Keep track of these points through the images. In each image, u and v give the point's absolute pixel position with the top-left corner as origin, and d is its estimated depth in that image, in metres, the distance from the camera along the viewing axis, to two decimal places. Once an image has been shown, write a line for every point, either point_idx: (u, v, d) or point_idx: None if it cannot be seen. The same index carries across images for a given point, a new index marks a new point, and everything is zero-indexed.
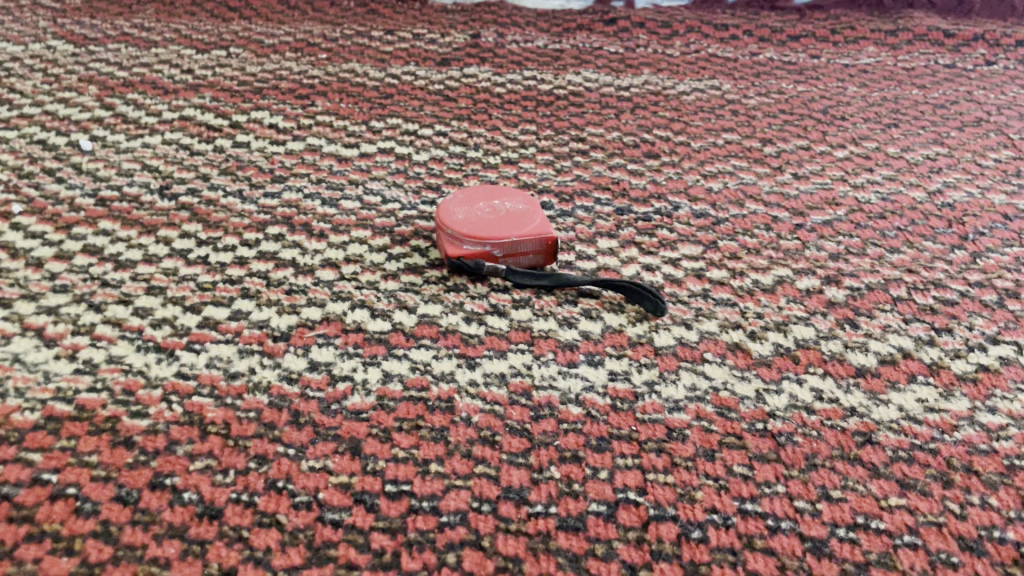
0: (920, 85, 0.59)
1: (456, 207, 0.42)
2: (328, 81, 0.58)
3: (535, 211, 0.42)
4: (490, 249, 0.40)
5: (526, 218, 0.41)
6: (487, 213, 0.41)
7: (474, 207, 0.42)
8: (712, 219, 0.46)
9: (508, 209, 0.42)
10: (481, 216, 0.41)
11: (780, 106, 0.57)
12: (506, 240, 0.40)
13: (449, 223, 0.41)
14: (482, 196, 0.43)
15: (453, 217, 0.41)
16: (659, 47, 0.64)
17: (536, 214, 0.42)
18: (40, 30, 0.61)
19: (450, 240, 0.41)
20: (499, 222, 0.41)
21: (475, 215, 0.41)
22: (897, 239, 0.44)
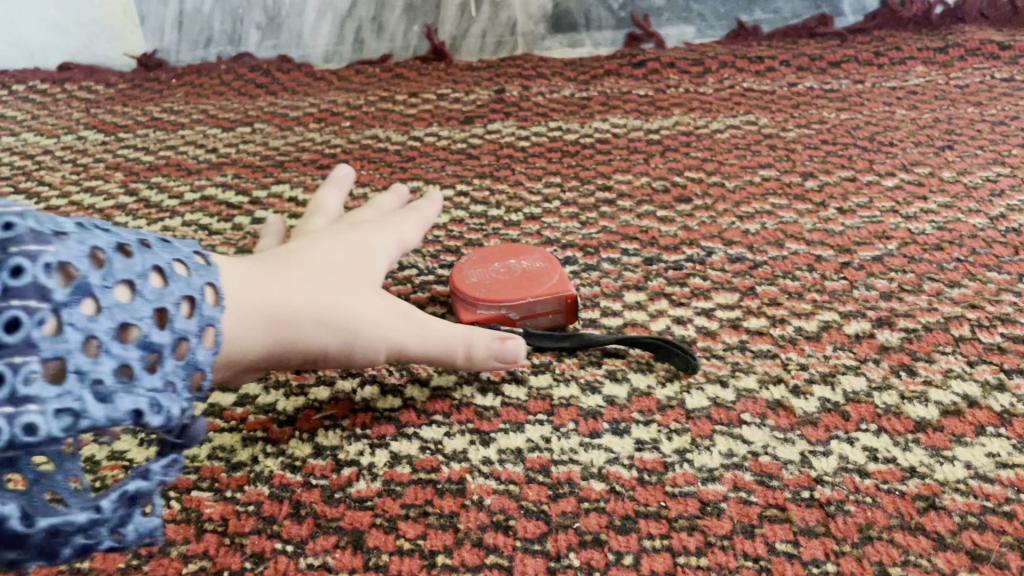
0: (976, 103, 0.55)
1: (471, 271, 0.40)
2: (351, 149, 0.57)
3: (552, 267, 0.40)
4: (506, 312, 0.38)
5: (541, 276, 0.39)
6: (501, 275, 0.39)
7: (489, 269, 0.40)
8: (749, 262, 0.43)
9: (525, 268, 0.40)
10: (496, 278, 0.39)
11: (822, 136, 0.53)
12: (521, 303, 0.38)
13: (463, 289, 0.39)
14: (498, 256, 0.41)
15: (467, 280, 0.39)
16: (691, 86, 0.61)
17: (555, 271, 0.39)
18: (73, 122, 0.62)
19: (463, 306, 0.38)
20: (515, 282, 0.39)
21: (489, 277, 0.39)
22: (956, 271, 0.40)
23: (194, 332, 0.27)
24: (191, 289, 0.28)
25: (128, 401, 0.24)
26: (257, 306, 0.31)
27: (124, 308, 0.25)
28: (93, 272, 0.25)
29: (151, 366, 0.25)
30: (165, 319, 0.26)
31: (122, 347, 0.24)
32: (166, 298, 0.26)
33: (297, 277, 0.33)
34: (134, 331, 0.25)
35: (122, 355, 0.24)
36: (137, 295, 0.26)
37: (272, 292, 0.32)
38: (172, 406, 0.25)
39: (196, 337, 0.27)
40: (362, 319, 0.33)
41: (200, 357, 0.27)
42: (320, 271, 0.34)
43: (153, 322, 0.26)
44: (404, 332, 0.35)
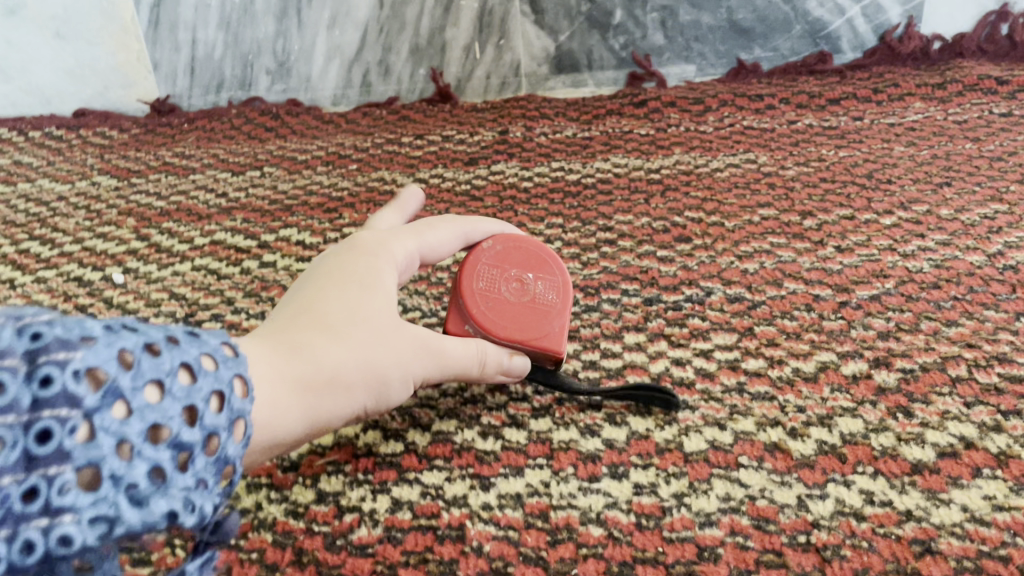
0: (974, 139, 0.56)
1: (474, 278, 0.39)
2: (357, 192, 0.58)
3: (556, 303, 0.38)
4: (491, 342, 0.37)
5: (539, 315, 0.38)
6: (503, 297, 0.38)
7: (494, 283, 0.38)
8: (748, 302, 0.43)
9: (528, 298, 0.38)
10: (496, 299, 0.38)
11: (821, 174, 0.54)
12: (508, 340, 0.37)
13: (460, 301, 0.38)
14: (512, 269, 0.39)
15: (473, 284, 0.38)
16: (691, 125, 0.62)
17: (558, 317, 0.38)
18: (87, 168, 0.64)
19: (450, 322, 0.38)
20: (512, 312, 0.37)
21: (489, 294, 0.38)
22: (953, 310, 0.41)
23: (225, 426, 0.25)
24: (220, 383, 0.25)
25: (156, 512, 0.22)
26: (286, 384, 0.30)
27: (156, 409, 0.23)
28: (123, 373, 0.22)
29: (181, 469, 0.23)
30: (196, 415, 0.24)
31: (154, 450, 0.22)
32: (198, 395, 0.24)
33: (323, 332, 0.32)
34: (163, 433, 0.23)
35: (152, 461, 0.22)
36: (168, 393, 0.23)
37: (303, 370, 0.30)
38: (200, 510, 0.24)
39: (226, 432, 0.25)
40: (390, 369, 0.33)
41: (230, 452, 0.25)
42: (344, 322, 0.32)
43: (185, 421, 0.24)
44: (427, 365, 0.34)
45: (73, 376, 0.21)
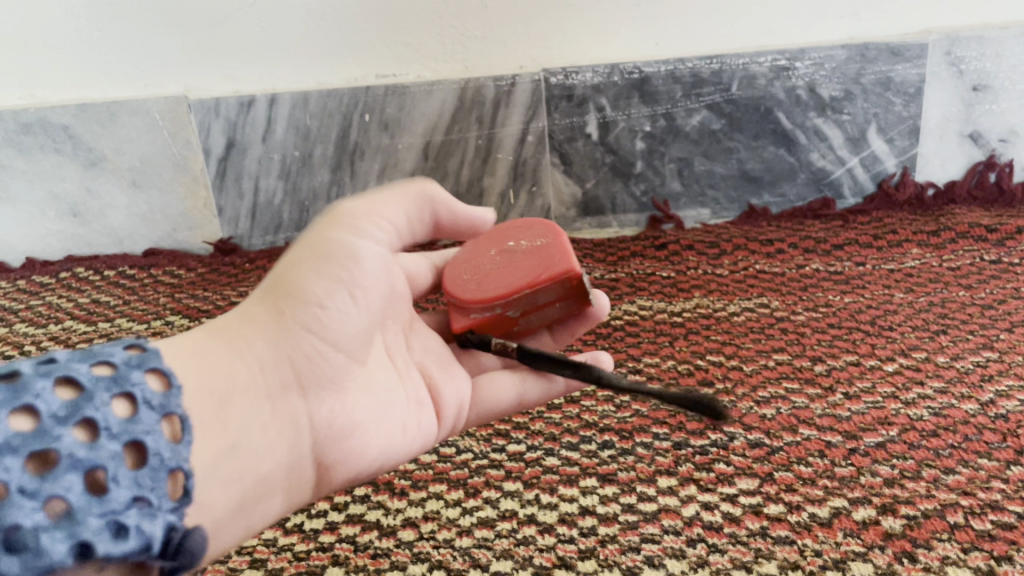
0: (967, 286, 0.61)
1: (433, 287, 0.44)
2: None
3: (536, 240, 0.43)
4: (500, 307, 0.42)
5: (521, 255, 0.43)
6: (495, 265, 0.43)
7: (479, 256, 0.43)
8: (767, 447, 0.48)
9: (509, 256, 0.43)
10: (484, 274, 0.42)
11: (829, 319, 0.60)
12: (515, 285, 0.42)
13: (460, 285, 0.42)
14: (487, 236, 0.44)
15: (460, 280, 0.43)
16: (709, 268, 0.69)
17: (552, 246, 0.42)
18: (160, 308, 0.71)
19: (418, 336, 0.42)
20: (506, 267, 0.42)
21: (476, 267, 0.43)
22: (951, 457, 0.46)
23: (144, 430, 0.27)
24: (122, 387, 0.27)
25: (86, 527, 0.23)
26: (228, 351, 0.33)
27: (41, 434, 0.24)
28: None
29: (103, 487, 0.25)
30: (92, 425, 0.26)
31: (51, 478, 0.24)
32: (97, 409, 0.26)
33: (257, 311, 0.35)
34: (55, 455, 0.24)
35: (59, 487, 0.24)
36: (51, 414, 0.25)
37: (219, 341, 0.34)
38: (142, 518, 0.25)
39: (149, 435, 0.27)
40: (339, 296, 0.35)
41: (160, 454, 0.27)
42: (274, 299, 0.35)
43: (88, 437, 0.25)
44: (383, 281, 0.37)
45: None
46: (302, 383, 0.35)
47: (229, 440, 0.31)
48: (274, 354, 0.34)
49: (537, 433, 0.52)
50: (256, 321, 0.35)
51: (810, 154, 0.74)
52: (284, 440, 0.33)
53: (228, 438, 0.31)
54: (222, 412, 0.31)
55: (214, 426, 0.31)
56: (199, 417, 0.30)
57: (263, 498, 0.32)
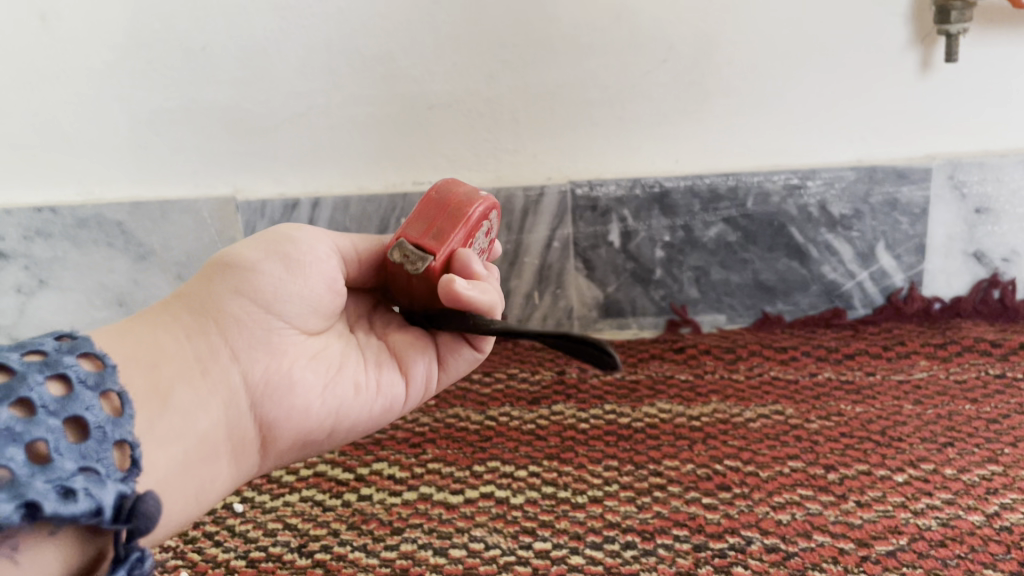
0: (973, 399, 0.64)
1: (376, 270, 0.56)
2: (436, 427, 0.68)
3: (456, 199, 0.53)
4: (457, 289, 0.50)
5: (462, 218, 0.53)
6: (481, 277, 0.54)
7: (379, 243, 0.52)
8: (783, 552, 0.50)
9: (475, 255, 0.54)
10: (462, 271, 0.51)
11: (841, 428, 0.62)
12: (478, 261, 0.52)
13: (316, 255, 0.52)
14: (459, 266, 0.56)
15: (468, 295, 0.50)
16: (725, 372, 0.72)
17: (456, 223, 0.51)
18: None
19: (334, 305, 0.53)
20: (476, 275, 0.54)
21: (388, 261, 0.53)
22: (958, 567, 0.48)
23: (81, 406, 0.37)
24: (54, 371, 0.37)
25: (33, 490, 0.33)
26: (160, 322, 0.48)
27: None
28: None
29: (49, 457, 0.34)
30: (32, 406, 0.35)
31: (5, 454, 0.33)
32: (33, 390, 0.36)
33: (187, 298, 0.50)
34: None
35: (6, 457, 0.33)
36: None
37: (148, 326, 0.47)
38: (88, 483, 0.35)
39: (86, 410, 0.37)
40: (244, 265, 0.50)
41: (92, 421, 0.37)
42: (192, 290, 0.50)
43: (27, 413, 0.35)
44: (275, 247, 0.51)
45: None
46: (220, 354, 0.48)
47: (159, 398, 0.44)
48: (195, 318, 0.49)
49: (562, 532, 0.54)
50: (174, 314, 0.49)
51: (822, 267, 0.78)
52: (214, 403, 0.47)
53: (155, 387, 0.44)
54: (153, 373, 0.44)
55: (148, 384, 0.44)
56: (133, 373, 0.43)
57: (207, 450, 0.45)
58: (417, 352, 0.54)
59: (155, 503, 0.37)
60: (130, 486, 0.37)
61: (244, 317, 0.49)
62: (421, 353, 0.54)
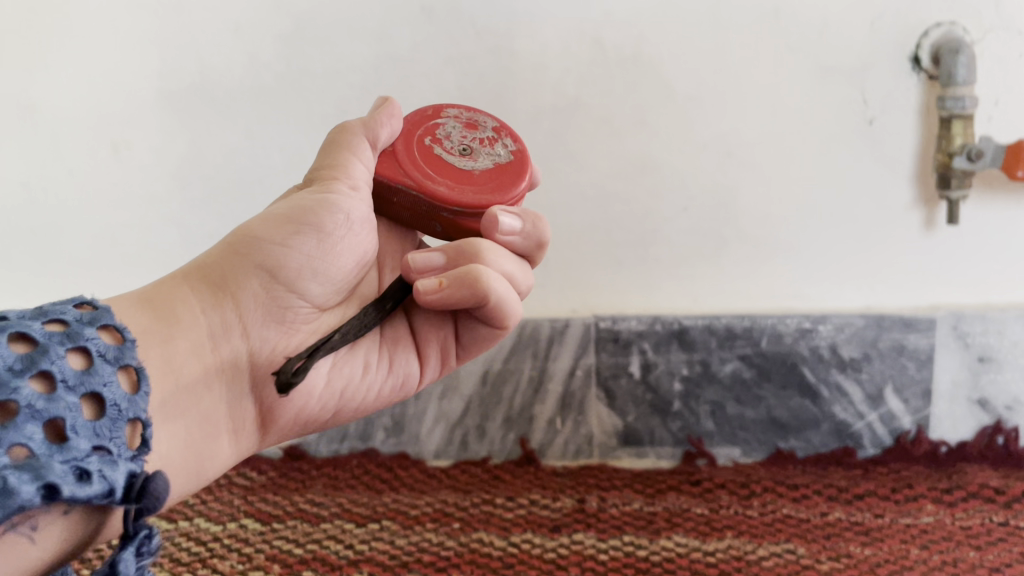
0: (978, 546, 0.67)
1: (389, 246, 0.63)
2: (461, 551, 0.71)
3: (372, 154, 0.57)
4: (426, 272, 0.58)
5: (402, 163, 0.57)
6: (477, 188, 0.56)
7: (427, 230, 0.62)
8: None
9: (466, 166, 0.57)
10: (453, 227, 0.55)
11: (850, 570, 0.65)
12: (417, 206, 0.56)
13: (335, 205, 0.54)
14: (512, 170, 0.58)
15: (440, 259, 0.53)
16: (739, 507, 0.75)
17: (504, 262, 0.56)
18: (236, 511, 0.79)
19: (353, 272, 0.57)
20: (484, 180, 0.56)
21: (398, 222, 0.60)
22: None
23: (99, 382, 0.42)
24: (75, 343, 0.42)
25: (53, 473, 0.36)
26: (177, 289, 0.53)
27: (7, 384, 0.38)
28: None
29: (65, 434, 0.38)
30: (51, 380, 0.40)
31: (23, 426, 0.37)
32: (53, 364, 0.40)
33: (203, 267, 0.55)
34: (21, 404, 0.38)
35: (24, 434, 0.37)
36: (15, 369, 0.39)
37: (172, 292, 0.53)
38: (102, 463, 0.39)
39: (103, 385, 0.42)
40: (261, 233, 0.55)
41: (107, 393, 0.42)
42: (210, 262, 0.55)
43: (48, 388, 0.39)
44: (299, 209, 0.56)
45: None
46: (235, 326, 0.54)
47: (174, 376, 0.50)
48: (211, 290, 0.54)
49: None
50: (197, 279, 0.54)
51: (832, 406, 0.81)
52: (218, 380, 0.53)
53: (170, 363, 0.50)
54: (170, 349, 0.50)
55: (164, 362, 0.50)
56: (149, 350, 0.49)
57: (213, 427, 0.53)
58: (434, 331, 0.63)
59: (164, 483, 0.41)
60: (139, 464, 0.41)
61: (260, 291, 0.55)
62: (437, 330, 0.63)
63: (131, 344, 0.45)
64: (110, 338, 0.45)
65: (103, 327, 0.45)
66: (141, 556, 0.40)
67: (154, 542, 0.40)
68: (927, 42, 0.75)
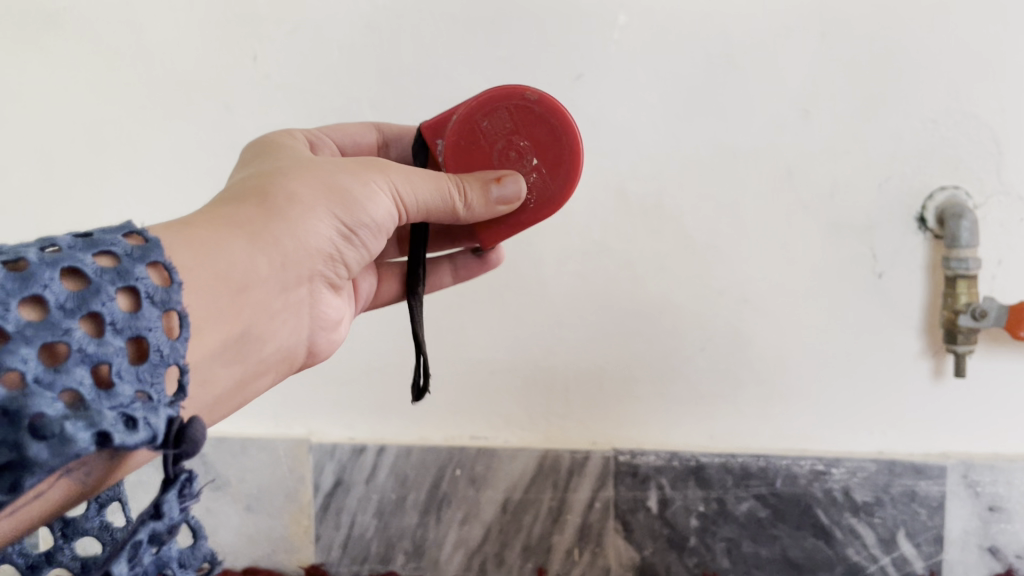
0: None
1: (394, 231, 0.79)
2: None
3: (402, 166, 0.59)
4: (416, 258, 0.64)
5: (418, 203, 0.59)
6: (500, 129, 0.62)
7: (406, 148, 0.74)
8: None
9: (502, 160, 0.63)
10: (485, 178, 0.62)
11: None
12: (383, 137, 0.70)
13: (379, 208, 0.58)
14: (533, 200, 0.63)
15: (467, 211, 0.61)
16: None
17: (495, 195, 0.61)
18: None
19: (356, 260, 0.62)
20: (538, 132, 0.62)
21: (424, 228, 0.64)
22: None
23: (144, 326, 0.41)
24: (126, 282, 0.41)
25: (106, 421, 0.35)
26: (253, 229, 0.53)
27: (54, 326, 0.37)
28: (24, 321, 0.36)
29: (111, 381, 0.38)
30: (98, 324, 0.39)
31: (71, 372, 0.36)
32: (103, 305, 0.39)
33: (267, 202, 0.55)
34: (72, 348, 0.37)
35: (74, 379, 0.36)
36: (61, 307, 0.37)
37: (213, 233, 0.51)
38: (146, 411, 0.38)
39: (148, 329, 0.41)
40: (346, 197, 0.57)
41: (142, 330, 0.41)
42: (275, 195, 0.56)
43: (97, 331, 0.39)
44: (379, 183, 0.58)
45: (15, 318, 0.36)
46: (276, 288, 0.56)
47: (237, 329, 0.53)
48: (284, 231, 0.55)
49: None
50: (242, 228, 0.53)
51: (846, 548, 0.84)
52: (271, 327, 0.57)
53: (240, 321, 0.53)
54: (237, 304, 0.52)
55: (231, 315, 0.51)
56: (218, 306, 0.50)
57: (260, 370, 0.58)
58: (387, 282, 0.77)
59: (202, 429, 0.39)
60: (177, 413, 0.41)
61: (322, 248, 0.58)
62: (387, 286, 0.78)
63: (178, 285, 0.44)
64: (156, 277, 0.44)
65: (152, 264, 0.44)
66: (183, 499, 0.39)
67: (194, 486, 0.40)
68: (933, 204, 0.80)
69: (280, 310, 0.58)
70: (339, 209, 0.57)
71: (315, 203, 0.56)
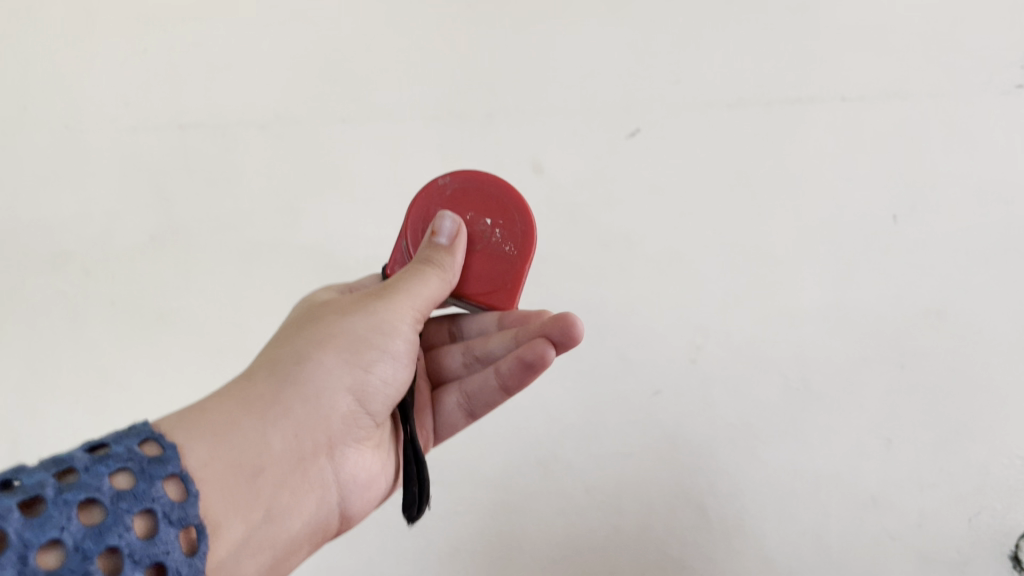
0: None
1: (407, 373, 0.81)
2: None
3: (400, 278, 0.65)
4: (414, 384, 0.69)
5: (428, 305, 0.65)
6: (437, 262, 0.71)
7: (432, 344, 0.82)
8: None
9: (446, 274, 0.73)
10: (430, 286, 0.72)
11: None
12: None
13: (381, 344, 0.62)
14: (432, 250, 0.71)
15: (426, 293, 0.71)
16: None
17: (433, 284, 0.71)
18: None
19: (378, 412, 0.65)
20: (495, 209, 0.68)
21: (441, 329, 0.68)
22: None
23: (162, 551, 0.44)
24: (140, 504, 0.45)
25: None
26: (261, 407, 0.58)
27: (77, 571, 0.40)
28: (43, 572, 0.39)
29: None
30: (114, 554, 0.42)
31: None
32: (121, 539, 0.42)
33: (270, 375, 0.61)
34: None
35: None
36: (80, 549, 0.40)
37: (225, 419, 0.56)
38: None
39: (165, 554, 0.44)
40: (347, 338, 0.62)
41: (162, 550, 0.44)
42: (281, 369, 0.61)
43: (116, 565, 0.42)
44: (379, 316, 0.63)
45: (34, 569, 0.39)
46: (297, 462, 0.59)
47: (262, 506, 0.56)
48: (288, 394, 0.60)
49: None
50: (253, 411, 0.58)
51: None
52: (306, 499, 0.61)
53: (262, 500, 0.56)
54: (253, 488, 0.55)
55: (250, 498, 0.55)
56: (237, 491, 0.54)
57: (294, 546, 0.60)
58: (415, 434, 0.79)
59: None
60: None
61: (341, 405, 0.62)
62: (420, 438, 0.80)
63: (193, 497, 0.48)
64: (172, 489, 0.48)
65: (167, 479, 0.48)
66: None
67: None
68: None
69: (304, 487, 0.60)
70: (352, 369, 0.62)
71: (327, 364, 0.61)
